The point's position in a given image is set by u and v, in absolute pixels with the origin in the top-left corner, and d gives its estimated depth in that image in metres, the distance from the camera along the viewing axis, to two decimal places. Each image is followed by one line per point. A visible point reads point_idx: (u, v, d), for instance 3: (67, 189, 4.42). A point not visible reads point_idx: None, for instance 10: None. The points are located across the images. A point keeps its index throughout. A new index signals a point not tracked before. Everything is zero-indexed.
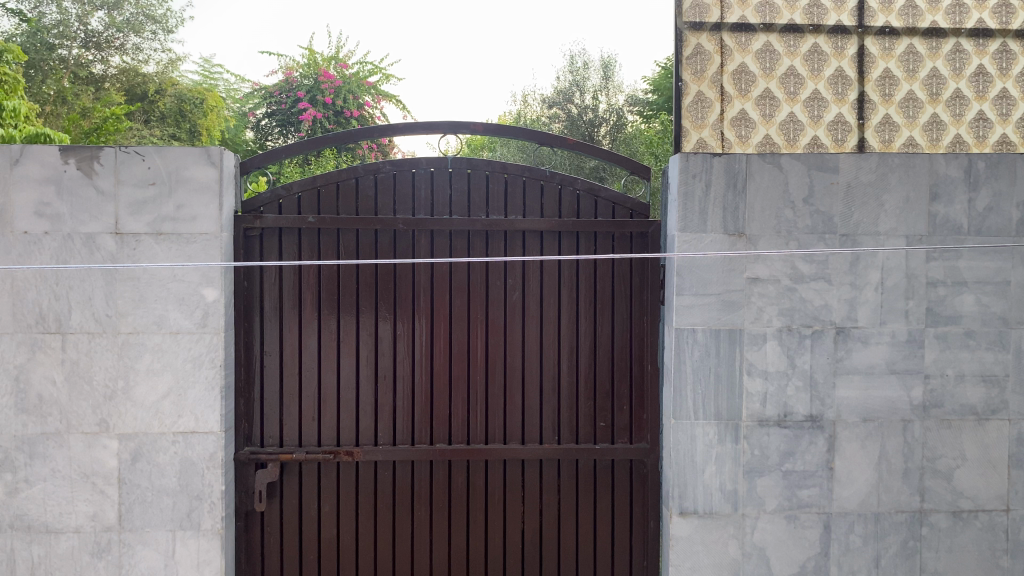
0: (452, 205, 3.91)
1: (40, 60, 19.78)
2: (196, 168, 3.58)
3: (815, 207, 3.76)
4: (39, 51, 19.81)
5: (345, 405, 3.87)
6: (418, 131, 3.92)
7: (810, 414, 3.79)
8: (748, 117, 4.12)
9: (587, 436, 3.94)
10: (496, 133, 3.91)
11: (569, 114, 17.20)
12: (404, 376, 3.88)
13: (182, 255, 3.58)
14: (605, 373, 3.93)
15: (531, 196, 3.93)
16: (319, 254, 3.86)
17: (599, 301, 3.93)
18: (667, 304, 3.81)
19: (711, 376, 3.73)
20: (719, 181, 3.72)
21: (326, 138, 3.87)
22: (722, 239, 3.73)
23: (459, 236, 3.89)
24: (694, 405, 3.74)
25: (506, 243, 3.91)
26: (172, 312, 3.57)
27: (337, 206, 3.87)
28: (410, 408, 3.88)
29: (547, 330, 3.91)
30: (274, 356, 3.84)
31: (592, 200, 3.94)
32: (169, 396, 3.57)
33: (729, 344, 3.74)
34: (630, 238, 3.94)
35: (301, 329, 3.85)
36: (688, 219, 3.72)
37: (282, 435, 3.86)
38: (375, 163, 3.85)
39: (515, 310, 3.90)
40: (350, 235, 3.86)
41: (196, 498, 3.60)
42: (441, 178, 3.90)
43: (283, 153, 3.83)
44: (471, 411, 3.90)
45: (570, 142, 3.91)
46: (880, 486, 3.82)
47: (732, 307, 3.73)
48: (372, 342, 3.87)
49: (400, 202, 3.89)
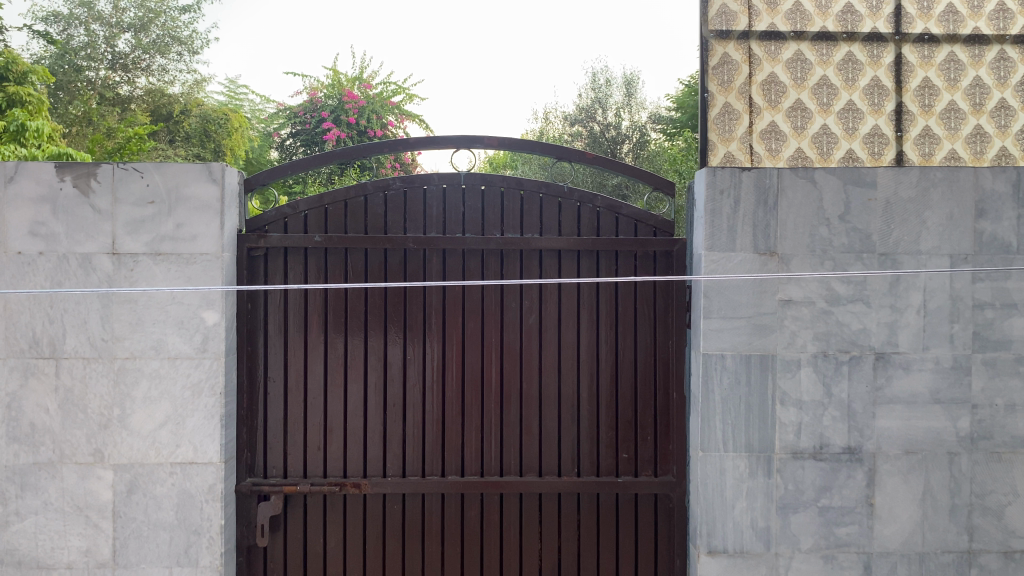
0: (465, 223, 3.71)
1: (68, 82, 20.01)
2: (196, 185, 3.42)
3: (851, 225, 3.53)
4: (67, 72, 20.06)
5: (353, 433, 3.67)
6: (430, 145, 3.73)
7: (848, 447, 3.54)
8: (778, 130, 3.88)
9: (608, 468, 3.70)
10: (511, 148, 3.71)
11: (591, 132, 17.02)
12: (414, 403, 3.67)
13: (182, 276, 3.41)
14: (627, 402, 3.70)
15: (548, 214, 3.73)
16: (326, 275, 3.68)
17: (621, 324, 3.70)
18: (694, 328, 3.57)
19: (741, 405, 3.50)
20: (749, 197, 3.50)
21: (334, 154, 3.70)
22: (753, 259, 3.50)
23: (473, 255, 3.69)
24: (723, 436, 3.51)
25: (522, 264, 3.71)
26: (171, 336, 3.40)
27: (344, 224, 3.69)
28: (420, 437, 3.67)
29: (565, 355, 3.69)
30: (278, 382, 3.66)
31: (613, 218, 3.72)
32: (167, 424, 3.40)
33: (761, 371, 3.50)
34: (654, 258, 3.71)
35: (306, 353, 3.67)
36: (717, 238, 3.50)
37: (286, 466, 3.67)
38: (385, 180, 3.67)
39: (532, 333, 3.69)
40: (358, 255, 3.68)
41: (194, 533, 3.41)
42: (453, 195, 3.71)
43: (289, 170, 3.67)
44: (485, 440, 3.68)
45: (589, 156, 3.70)
46: (925, 524, 3.55)
47: (764, 332, 3.49)
48: (380, 368, 3.67)
49: (411, 221, 3.70)
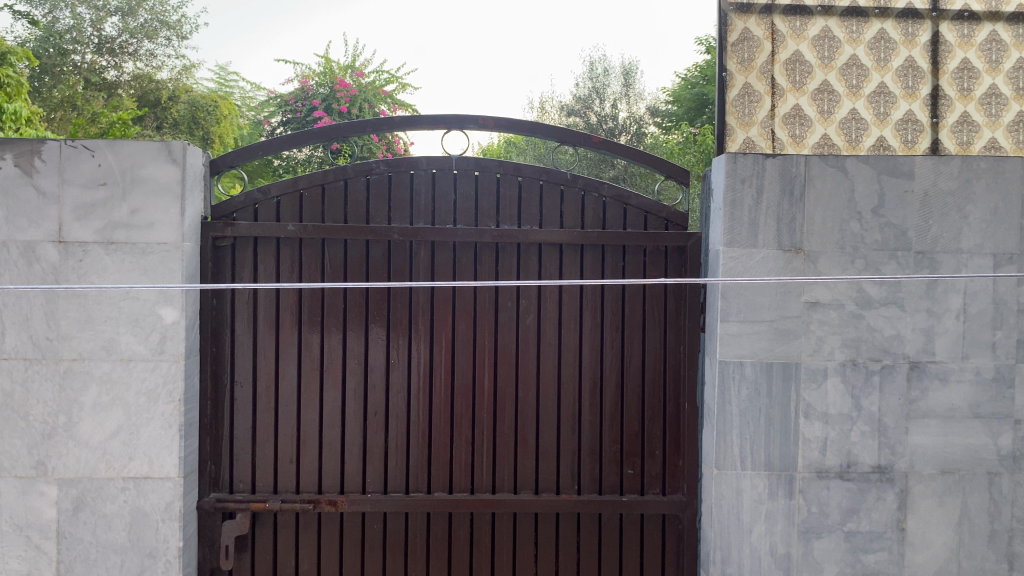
0: (456, 212, 3.34)
1: (52, 66, 19.44)
2: (153, 166, 3.04)
3: (885, 219, 3.17)
4: (51, 56, 19.44)
5: (329, 445, 3.31)
6: (418, 125, 3.34)
7: (878, 465, 3.19)
8: (803, 114, 3.52)
9: (612, 485, 3.35)
10: (508, 129, 3.34)
11: (587, 122, 16.65)
12: (398, 412, 3.31)
13: (137, 268, 3.03)
14: (634, 413, 3.34)
15: (549, 204, 3.36)
16: (301, 269, 3.31)
17: (628, 327, 3.34)
18: (709, 332, 3.21)
19: (761, 418, 3.15)
20: (773, 187, 3.14)
21: (310, 133, 3.32)
22: (777, 256, 3.14)
23: (465, 249, 3.33)
24: (740, 452, 3.16)
25: (519, 259, 3.35)
26: (125, 336, 3.02)
27: (321, 212, 3.32)
28: (404, 449, 3.32)
29: (565, 361, 3.33)
30: (246, 387, 3.29)
31: (620, 209, 3.36)
32: (119, 434, 3.03)
33: (783, 381, 3.15)
34: (665, 254, 3.35)
35: (278, 355, 3.30)
36: (737, 232, 3.13)
37: (254, 480, 3.30)
38: (367, 163, 3.29)
39: (530, 336, 3.33)
40: (337, 247, 3.31)
41: (149, 557, 3.04)
42: (444, 180, 3.34)
43: (260, 150, 3.29)
44: (476, 453, 3.33)
45: (595, 140, 3.33)
46: (961, 552, 3.21)
47: (787, 337, 3.14)
48: (361, 373, 3.31)
49: (395, 210, 3.33)
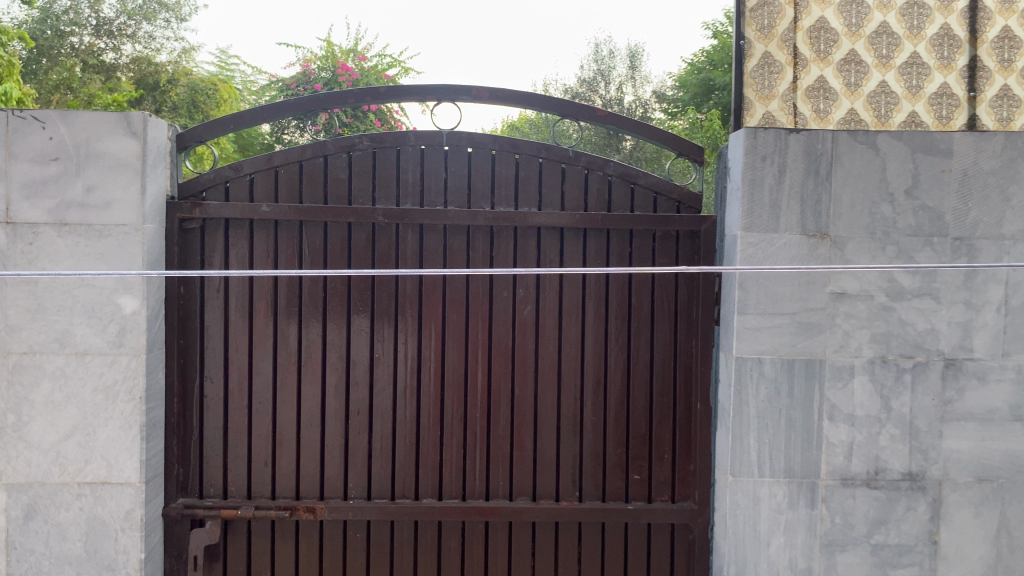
0: (447, 192, 3.05)
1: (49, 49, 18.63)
2: (111, 139, 2.76)
3: (920, 202, 2.87)
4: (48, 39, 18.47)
5: (308, 446, 3.03)
6: (405, 96, 3.02)
7: (909, 472, 2.90)
8: (828, 87, 3.20)
9: (616, 491, 3.07)
10: (504, 101, 3.05)
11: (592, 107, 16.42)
12: (383, 411, 3.03)
13: (93, 253, 2.75)
14: (641, 413, 3.06)
15: (549, 184, 3.06)
16: (277, 254, 3.02)
17: (635, 319, 3.05)
18: (725, 326, 2.93)
19: (781, 421, 2.87)
20: (797, 165, 2.84)
21: (286, 105, 2.99)
22: (800, 243, 2.84)
23: (457, 233, 3.04)
24: (757, 458, 2.88)
25: (516, 244, 3.06)
26: (80, 327, 2.74)
27: (299, 192, 3.02)
28: (389, 452, 3.04)
29: (566, 356, 3.05)
30: (217, 383, 3.01)
31: (628, 189, 3.06)
32: (75, 435, 2.76)
33: (805, 380, 2.87)
34: (676, 239, 3.05)
35: (252, 348, 3.01)
36: (758, 215, 2.84)
37: (226, 485, 3.03)
38: (349, 138, 2.99)
39: (528, 329, 3.04)
40: (316, 231, 3.02)
41: (107, 569, 2.78)
42: (434, 157, 3.05)
43: (231, 123, 2.99)
44: (468, 456, 3.05)
45: (600, 113, 3.02)
46: (999, 567, 2.92)
47: (810, 332, 2.85)
48: (342, 368, 3.03)
49: (381, 190, 3.03)
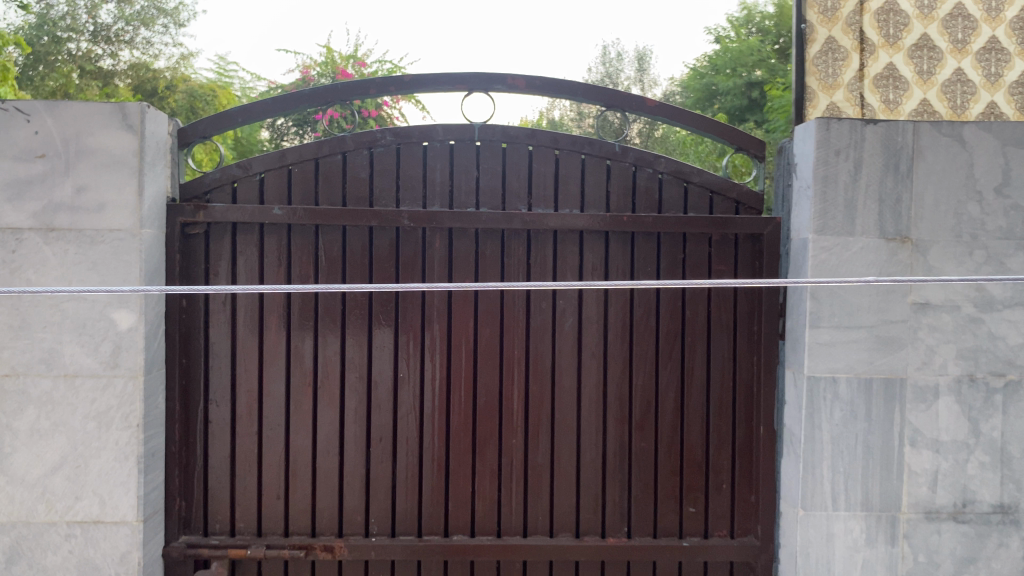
0: (479, 192, 2.74)
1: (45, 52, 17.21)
2: (104, 134, 2.44)
3: (1012, 201, 2.54)
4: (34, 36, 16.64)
5: (324, 477, 2.71)
6: (432, 86, 2.72)
7: (1000, 504, 2.58)
8: (897, 74, 2.91)
9: (669, 525, 2.75)
10: (542, 91, 2.74)
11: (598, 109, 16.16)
12: (408, 438, 2.71)
13: (83, 262, 2.43)
14: (696, 438, 2.74)
15: (592, 183, 2.74)
16: (290, 262, 2.71)
17: (688, 334, 2.73)
18: (793, 340, 2.61)
19: (857, 447, 2.56)
20: (874, 160, 2.53)
21: (300, 95, 2.69)
22: (878, 247, 2.53)
23: (490, 238, 2.73)
24: (831, 489, 2.56)
25: (556, 250, 2.74)
26: (69, 346, 2.43)
27: (314, 193, 2.71)
28: (416, 483, 2.72)
29: (612, 376, 2.73)
30: (223, 406, 2.69)
31: (680, 188, 2.75)
32: (63, 468, 2.44)
33: (884, 401, 2.55)
34: (734, 243, 2.75)
35: (263, 368, 2.70)
36: (831, 216, 2.53)
37: (234, 520, 2.71)
38: (371, 133, 2.68)
39: (569, 347, 2.72)
40: (334, 236, 2.70)
41: None
42: (464, 154, 2.73)
43: (239, 116, 2.69)
44: (503, 487, 2.73)
45: (650, 103, 2.73)
46: None
47: (890, 347, 2.54)
48: (363, 390, 2.71)
49: (405, 190, 2.72)
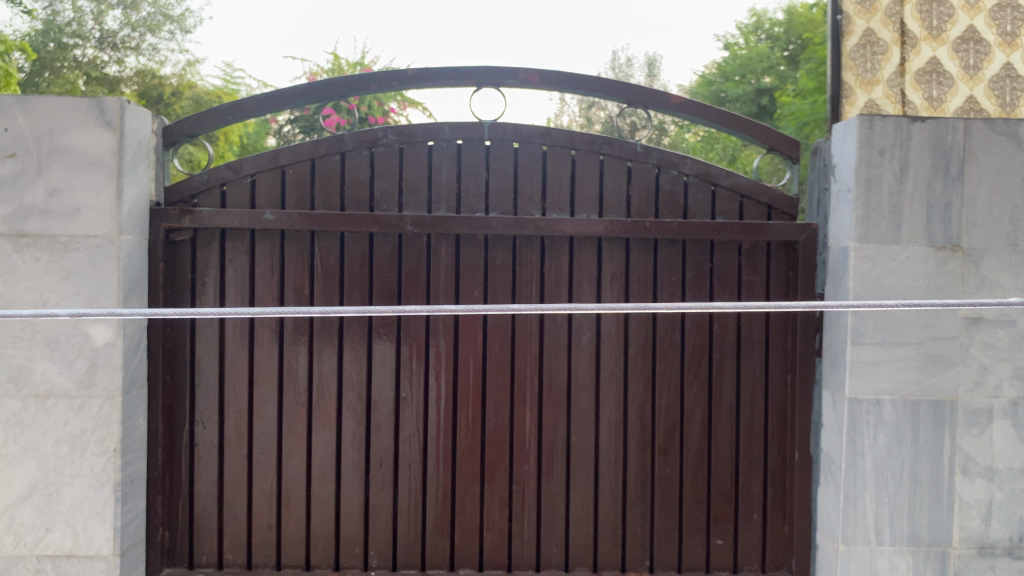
0: (488, 196, 2.52)
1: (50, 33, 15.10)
2: (80, 131, 2.24)
3: None
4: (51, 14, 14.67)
5: (320, 504, 2.49)
6: (438, 80, 2.51)
7: None
8: (941, 69, 2.68)
9: (695, 559, 2.52)
10: (558, 86, 2.52)
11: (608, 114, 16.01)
12: (411, 463, 2.50)
13: (56, 272, 2.22)
14: (724, 465, 2.52)
15: (612, 186, 2.52)
16: (283, 272, 2.49)
17: (716, 351, 2.52)
18: (832, 358, 2.39)
19: (903, 475, 2.32)
20: (921, 160, 2.31)
21: (296, 91, 2.48)
22: (926, 256, 2.31)
23: (500, 246, 2.51)
24: (875, 521, 2.33)
25: (572, 259, 2.53)
26: (40, 364, 2.22)
27: (310, 197, 2.50)
28: (419, 511, 2.50)
29: (633, 397, 2.51)
30: (211, 428, 2.48)
31: (708, 191, 2.53)
32: (33, 497, 2.23)
33: (934, 425, 2.32)
34: (766, 251, 2.53)
35: (253, 386, 2.48)
36: (874, 222, 2.30)
37: (221, 552, 2.50)
38: (371, 131, 2.48)
39: (586, 365, 2.51)
40: (331, 243, 2.50)
41: None
42: (473, 154, 2.52)
43: (229, 113, 2.47)
44: (514, 517, 2.51)
45: (675, 100, 2.50)
46: None
47: (939, 366, 2.31)
48: (362, 410, 2.49)
49: (409, 193, 2.51)
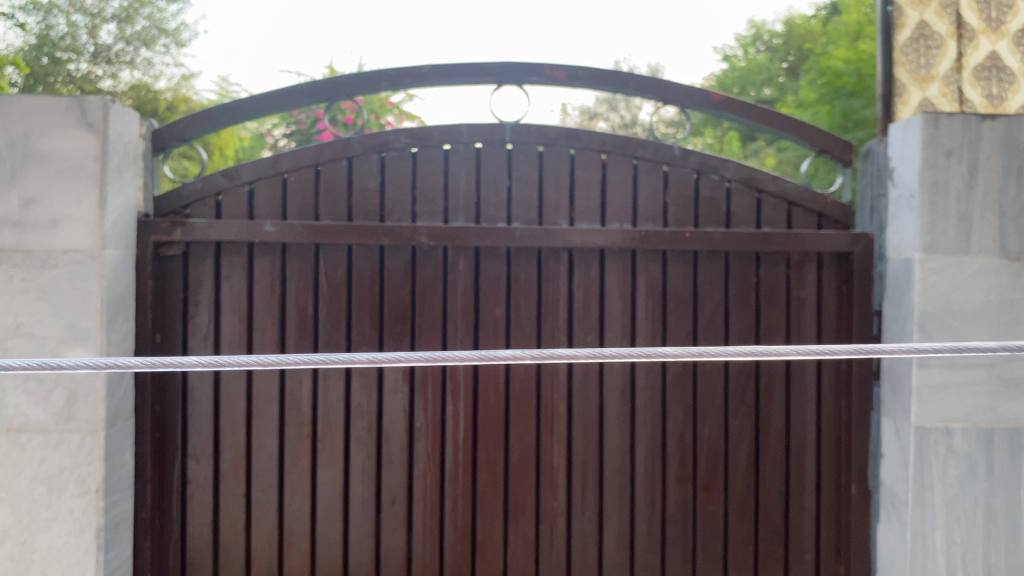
0: (510, 204, 2.29)
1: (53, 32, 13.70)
2: (59, 135, 2.00)
3: None
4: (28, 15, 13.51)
5: (326, 546, 2.25)
6: (455, 78, 2.29)
7: None
8: (1001, 65, 2.45)
9: None
10: (586, 84, 2.30)
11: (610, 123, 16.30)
12: (427, 500, 2.26)
13: (30, 290, 1.97)
14: (773, 500, 2.30)
15: (647, 193, 2.30)
16: (285, 290, 2.26)
17: (763, 375, 2.30)
18: (893, 381, 2.17)
19: (977, 511, 2.08)
20: (992, 163, 2.08)
21: (299, 90, 2.26)
22: (998, 268, 2.08)
23: (524, 259, 2.29)
24: (947, 565, 2.08)
25: (604, 274, 2.30)
26: (13, 394, 1.97)
27: (314, 207, 2.27)
28: (436, 554, 2.26)
29: (672, 426, 2.29)
30: (205, 462, 2.24)
31: (751, 198, 2.31)
32: (5, 545, 1.98)
33: (1010, 456, 2.08)
34: (815, 264, 2.31)
35: (252, 416, 2.25)
36: (941, 231, 2.08)
37: None
38: (382, 134, 2.25)
39: (620, 391, 2.28)
40: (338, 258, 2.26)
41: None
42: (493, 159, 2.29)
43: (226, 115, 2.26)
44: (542, 559, 2.28)
45: (715, 98, 2.29)
46: None
47: (1015, 390, 2.07)
48: (372, 442, 2.25)
49: (423, 202, 2.28)
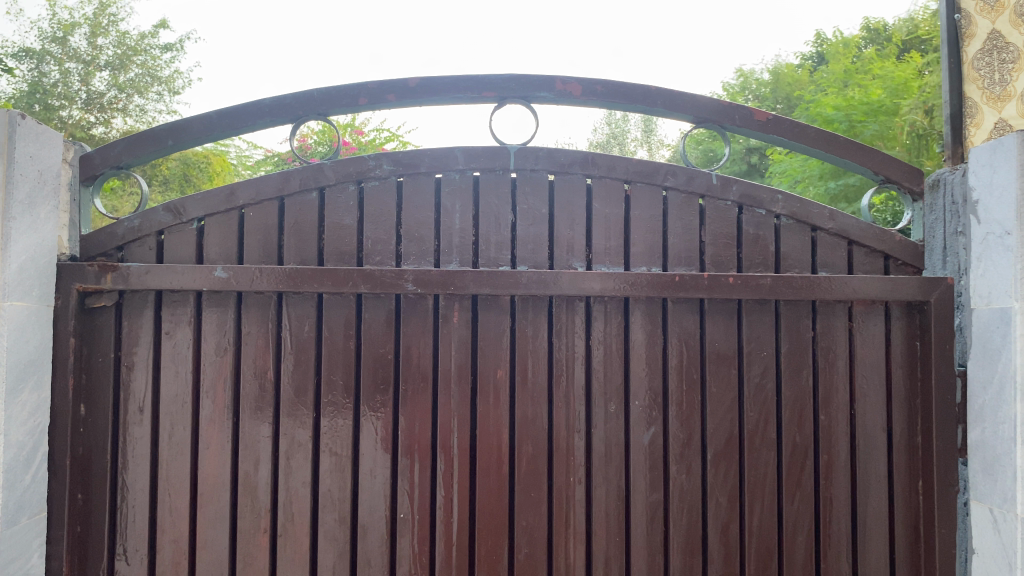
0: (515, 243, 1.90)
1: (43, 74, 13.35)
2: None
3: None
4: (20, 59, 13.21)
5: None
6: (449, 93, 1.92)
7: None
8: None
9: None
10: (605, 100, 1.94)
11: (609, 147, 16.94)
12: None
13: None
14: None
15: (678, 230, 1.91)
16: (241, 348, 1.85)
17: (823, 449, 1.90)
18: (988, 460, 1.75)
19: None
20: None
21: (260, 107, 1.88)
22: None
23: (531, 310, 1.89)
24: None
25: (628, 328, 1.90)
26: None
27: (277, 248, 1.88)
28: None
29: (715, 514, 1.88)
30: (137, 561, 1.81)
31: (803, 235, 1.93)
32: None
33: None
34: (882, 313, 1.92)
35: (197, 504, 1.82)
36: None
37: None
38: (360, 159, 1.87)
39: (651, 472, 1.88)
40: (304, 309, 1.86)
41: None
42: (494, 191, 1.91)
43: (170, 139, 1.88)
44: None
45: (760, 117, 1.93)
46: None
47: None
48: (346, 535, 1.83)
49: (409, 241, 1.88)
